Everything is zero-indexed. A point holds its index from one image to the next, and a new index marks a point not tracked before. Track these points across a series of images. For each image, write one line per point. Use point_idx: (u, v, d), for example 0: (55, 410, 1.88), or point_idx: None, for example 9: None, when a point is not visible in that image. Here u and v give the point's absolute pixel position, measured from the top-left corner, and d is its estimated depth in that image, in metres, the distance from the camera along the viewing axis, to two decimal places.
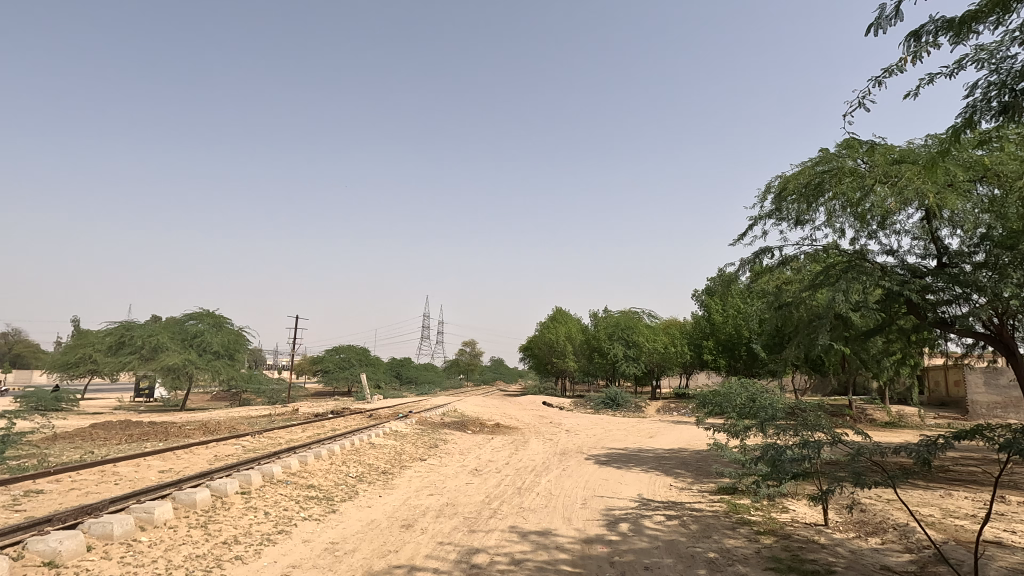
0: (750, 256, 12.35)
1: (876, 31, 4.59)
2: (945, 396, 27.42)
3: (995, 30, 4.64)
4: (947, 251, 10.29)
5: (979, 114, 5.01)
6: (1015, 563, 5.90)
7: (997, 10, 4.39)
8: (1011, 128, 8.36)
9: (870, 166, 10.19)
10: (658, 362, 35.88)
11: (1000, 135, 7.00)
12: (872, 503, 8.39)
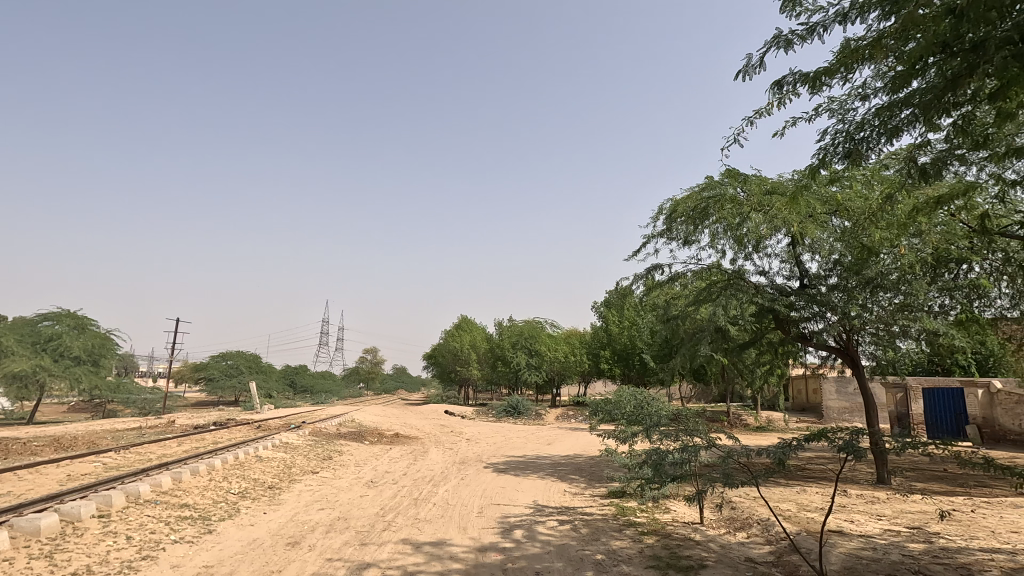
0: (644, 271, 13.20)
1: (744, 78, 5.09)
2: (806, 403, 30.83)
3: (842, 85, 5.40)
4: (807, 274, 11.64)
5: (830, 157, 5.80)
6: (852, 548, 6.78)
7: (842, 69, 5.09)
8: (857, 170, 9.67)
9: (747, 195, 11.32)
10: (559, 371, 36.99)
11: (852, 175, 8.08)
12: (741, 500, 9.23)
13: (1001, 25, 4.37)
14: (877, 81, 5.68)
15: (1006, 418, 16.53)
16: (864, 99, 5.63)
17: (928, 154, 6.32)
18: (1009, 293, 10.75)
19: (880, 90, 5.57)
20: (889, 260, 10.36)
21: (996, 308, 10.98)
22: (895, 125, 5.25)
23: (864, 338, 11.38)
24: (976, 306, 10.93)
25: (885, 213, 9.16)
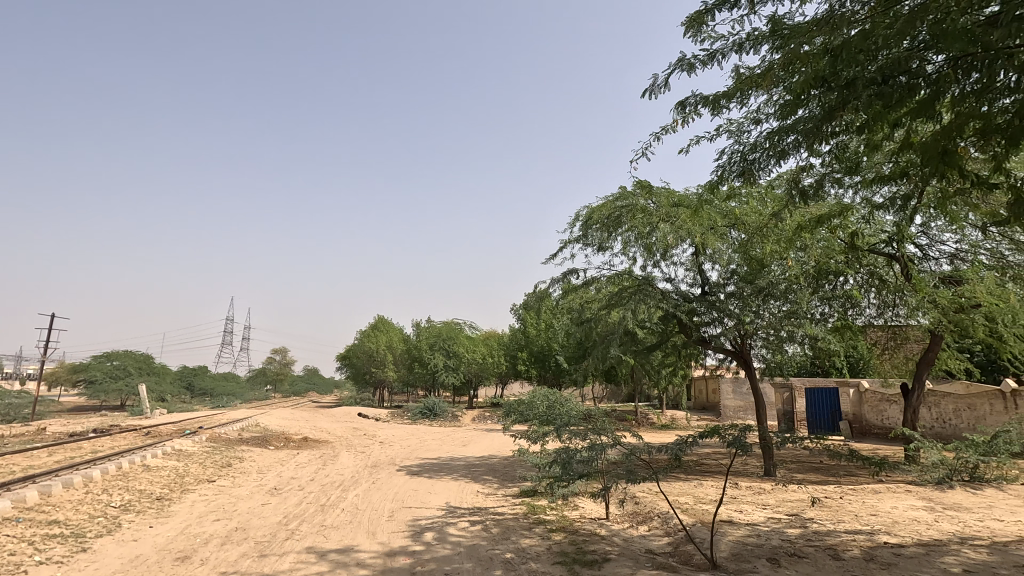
0: (560, 275, 13.57)
1: (651, 95, 5.70)
2: (706, 402, 32.99)
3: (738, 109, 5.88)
4: (708, 282, 12.45)
5: (726, 174, 6.30)
6: (739, 536, 7.36)
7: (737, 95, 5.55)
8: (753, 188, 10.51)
9: (656, 206, 11.98)
10: (476, 372, 37.07)
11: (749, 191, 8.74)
12: (644, 495, 9.72)
13: (866, 66, 4.98)
14: (768, 108, 6.25)
15: (872, 414, 18.87)
16: (756, 124, 6.17)
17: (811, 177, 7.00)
18: (876, 303, 12.08)
19: (770, 116, 6.15)
20: (778, 271, 11.35)
21: (865, 316, 12.31)
22: (782, 148, 5.79)
23: (755, 343, 12.33)
24: (849, 314, 12.21)
25: (776, 228, 10.04)
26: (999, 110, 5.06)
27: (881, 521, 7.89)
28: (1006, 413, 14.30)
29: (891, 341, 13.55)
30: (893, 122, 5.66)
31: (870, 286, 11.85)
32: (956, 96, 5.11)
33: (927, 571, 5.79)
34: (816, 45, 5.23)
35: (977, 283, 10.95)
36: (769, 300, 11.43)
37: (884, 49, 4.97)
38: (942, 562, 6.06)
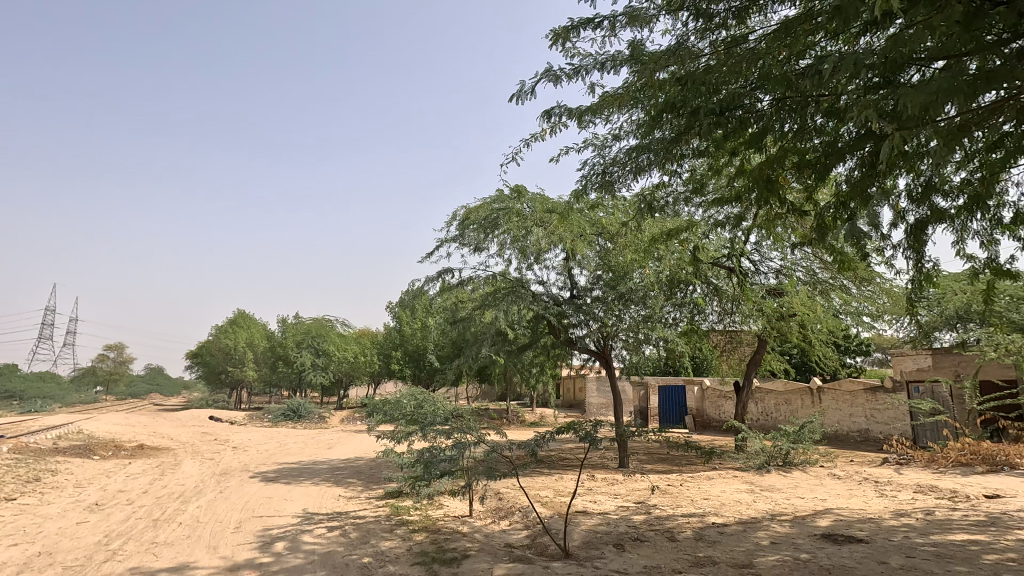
0: (436, 274, 13.48)
1: (519, 101, 5.95)
2: (573, 400, 34.78)
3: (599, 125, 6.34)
4: (577, 285, 13.12)
5: (589, 184, 6.74)
6: (591, 525, 7.85)
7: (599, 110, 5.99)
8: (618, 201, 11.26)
9: (531, 211, 12.39)
10: (347, 372, 35.50)
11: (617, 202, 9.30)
12: (508, 491, 9.99)
13: (708, 97, 5.58)
14: (628, 127, 6.76)
15: (711, 409, 20.94)
16: (618, 140, 6.68)
17: (664, 193, 7.69)
18: (718, 310, 13.54)
19: (629, 134, 6.68)
20: (638, 279, 12.30)
21: (709, 321, 13.76)
22: (638, 164, 6.33)
23: (616, 344, 13.21)
24: (696, 319, 13.60)
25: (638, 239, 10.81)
26: (810, 147, 5.98)
27: (711, 504, 8.87)
28: (812, 406, 16.84)
29: (729, 344, 15.35)
30: (731, 150, 6.43)
31: (713, 295, 13.27)
32: (779, 132, 5.95)
33: (743, 546, 6.61)
34: (668, 73, 5.76)
35: (794, 294, 12.61)
36: (628, 304, 12.33)
37: (724, 85, 5.63)
38: (756, 536, 6.96)
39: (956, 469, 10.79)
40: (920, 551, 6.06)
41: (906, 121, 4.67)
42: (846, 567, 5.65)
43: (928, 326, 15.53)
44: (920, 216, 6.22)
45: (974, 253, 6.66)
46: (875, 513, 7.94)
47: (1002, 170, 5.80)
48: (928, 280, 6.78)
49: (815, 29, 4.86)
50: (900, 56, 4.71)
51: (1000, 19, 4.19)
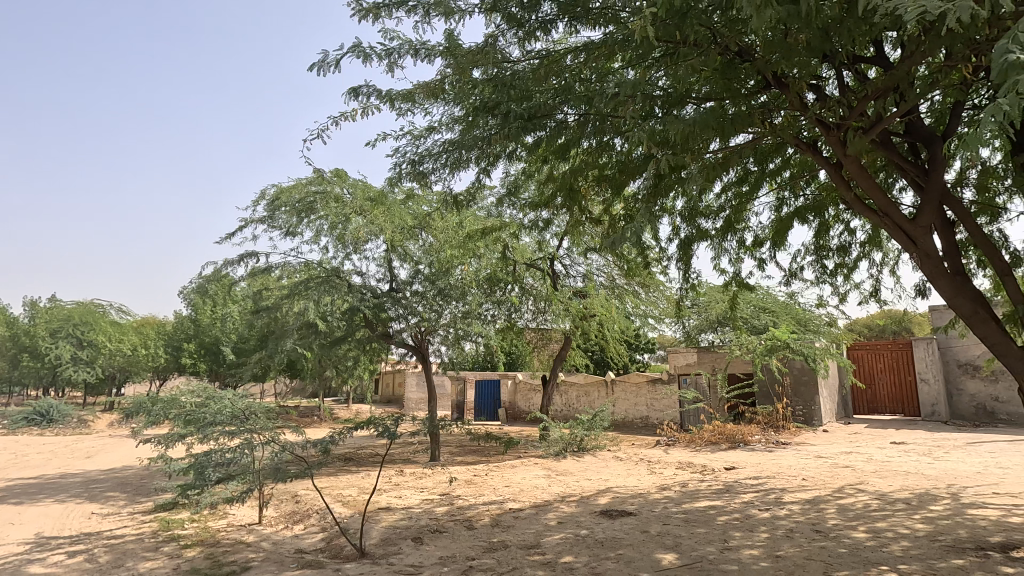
0: (238, 257, 12.06)
1: (320, 71, 5.60)
2: (391, 395, 34.23)
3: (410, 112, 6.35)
4: (396, 279, 12.59)
5: (401, 175, 6.67)
6: (392, 521, 7.69)
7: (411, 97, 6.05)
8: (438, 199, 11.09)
9: (352, 197, 11.81)
10: (122, 367, 30.16)
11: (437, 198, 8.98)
12: (306, 493, 9.35)
13: (519, 101, 5.85)
14: (444, 120, 6.76)
15: (522, 402, 22.22)
16: (434, 134, 6.74)
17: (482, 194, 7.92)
18: (533, 309, 14.16)
19: (445, 127, 6.69)
20: (460, 275, 12.45)
21: (524, 319, 14.29)
22: (451, 160, 6.39)
23: (434, 339, 13.09)
24: (513, 317, 14.09)
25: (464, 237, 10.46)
26: (607, 162, 6.63)
27: (510, 491, 9.35)
28: (606, 397, 18.84)
29: (539, 341, 16.26)
30: (541, 156, 6.83)
31: (528, 294, 13.94)
32: (581, 146, 6.49)
33: (534, 527, 7.04)
34: (484, 73, 5.97)
35: (594, 296, 13.92)
36: (448, 300, 12.11)
37: (534, 92, 5.95)
38: (545, 518, 7.48)
39: (707, 447, 12.98)
40: (673, 518, 7.10)
41: (676, 149, 5.40)
42: (616, 538, 6.35)
43: (695, 328, 18.47)
44: (688, 233, 7.32)
45: (725, 268, 8.06)
46: (645, 488, 9.13)
47: (746, 200, 7.10)
48: (692, 288, 8.01)
49: (610, 53, 5.38)
50: (675, 92, 5.45)
51: (747, 72, 5.05)
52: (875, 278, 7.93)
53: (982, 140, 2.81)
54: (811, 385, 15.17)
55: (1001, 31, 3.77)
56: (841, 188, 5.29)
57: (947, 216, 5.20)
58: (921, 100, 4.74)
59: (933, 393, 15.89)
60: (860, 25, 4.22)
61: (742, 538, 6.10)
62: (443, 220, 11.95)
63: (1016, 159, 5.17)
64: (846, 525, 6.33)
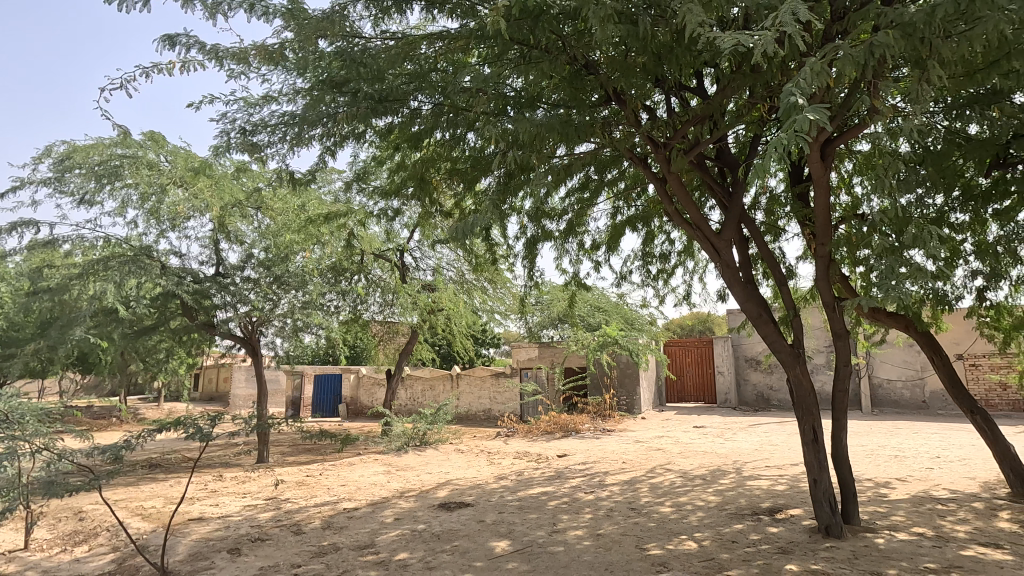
0: (7, 224, 9.77)
1: (125, 9, 4.74)
2: (214, 392, 30.74)
3: (240, 75, 5.76)
4: (224, 262, 10.99)
5: (227, 144, 6.00)
6: (205, 532, 6.84)
7: (242, 59, 5.45)
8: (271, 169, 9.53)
9: (170, 165, 10.27)
10: None
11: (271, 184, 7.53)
12: (94, 508, 7.93)
13: (370, 82, 5.58)
14: (285, 91, 6.21)
15: (364, 397, 21.25)
16: (270, 103, 6.19)
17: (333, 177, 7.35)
18: (380, 301, 13.54)
19: (287, 98, 6.14)
20: (298, 262, 11.26)
21: (370, 311, 13.55)
22: (289, 135, 5.90)
23: (267, 330, 11.47)
24: (357, 308, 13.24)
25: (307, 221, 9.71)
26: (460, 156, 6.61)
27: (346, 489, 8.91)
28: (450, 391, 18.91)
29: (385, 333, 15.55)
30: (393, 143, 6.60)
31: (375, 284, 13.38)
32: (434, 137, 6.38)
33: (368, 526, 6.77)
34: (332, 45, 5.54)
35: (443, 290, 13.85)
36: (286, 287, 10.82)
37: (387, 74, 5.70)
38: (381, 515, 7.25)
39: (543, 436, 13.71)
40: (508, 506, 7.36)
41: (525, 148, 5.54)
42: (453, 531, 6.38)
43: (538, 324, 19.40)
44: (534, 233, 7.61)
45: (566, 268, 8.55)
46: (483, 479, 9.33)
47: (586, 206, 7.60)
48: (536, 286, 8.35)
49: (466, 46, 5.36)
50: (527, 94, 5.60)
51: (591, 84, 5.37)
52: (687, 284, 9.02)
53: (769, 167, 3.31)
54: (634, 377, 16.87)
55: (787, 78, 4.49)
56: (664, 201, 5.88)
57: (744, 233, 6.06)
58: (729, 130, 5.46)
59: (727, 383, 18.69)
60: (686, 55, 4.73)
61: (568, 520, 6.53)
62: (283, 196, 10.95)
63: (794, 189, 6.22)
64: (655, 501, 7.12)
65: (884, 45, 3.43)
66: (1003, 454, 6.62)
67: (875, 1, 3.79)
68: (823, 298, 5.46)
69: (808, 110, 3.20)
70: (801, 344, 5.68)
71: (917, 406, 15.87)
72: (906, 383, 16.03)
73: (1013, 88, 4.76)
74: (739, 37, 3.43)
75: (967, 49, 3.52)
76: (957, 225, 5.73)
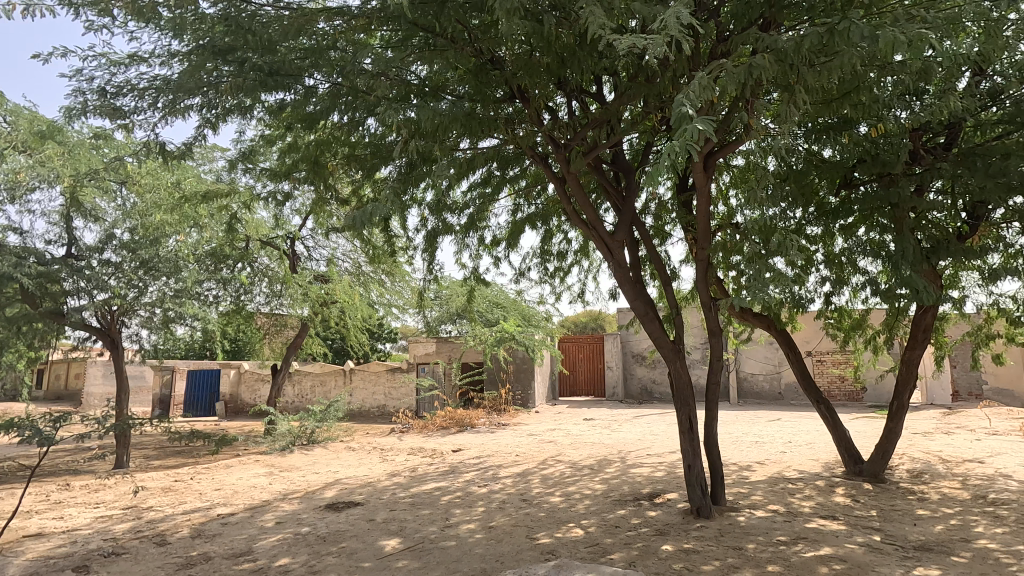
0: None
1: None
2: (63, 390, 26.97)
3: (100, 28, 5.09)
4: (78, 242, 9.60)
5: (85, 106, 5.25)
6: (43, 550, 5.95)
7: (105, 11, 4.77)
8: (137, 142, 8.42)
9: (10, 127, 8.82)
10: None
11: (138, 157, 6.62)
12: None
13: (259, 52, 5.15)
14: (159, 52, 5.59)
15: (246, 394, 19.68)
16: (139, 65, 5.52)
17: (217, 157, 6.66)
18: (266, 291, 12.52)
19: (160, 61, 5.53)
20: (171, 246, 10.20)
21: (255, 303, 12.55)
22: (161, 105, 5.32)
23: (131, 321, 10.19)
24: (240, 299, 12.14)
25: (183, 201, 8.76)
26: (359, 142, 6.33)
27: (221, 494, 8.20)
28: (343, 386, 18.15)
29: (272, 327, 14.52)
30: (285, 122, 6.17)
31: (260, 274, 12.46)
32: (331, 119, 6.05)
33: (246, 532, 6.29)
34: (215, 7, 5.06)
35: (337, 282, 13.20)
36: (156, 274, 9.71)
37: (280, 46, 5.29)
38: (261, 520, 6.76)
39: (438, 431, 13.58)
40: (400, 504, 7.20)
41: (428, 138, 5.40)
42: (340, 531, 6.11)
43: (436, 319, 19.21)
44: (434, 226, 7.49)
45: (465, 263, 8.50)
46: (375, 477, 9.05)
47: (488, 202, 7.61)
48: (435, 280, 8.22)
49: (368, 26, 5.10)
50: (431, 83, 5.46)
51: (496, 79, 5.36)
52: (582, 283, 9.36)
53: (661, 173, 3.50)
54: (529, 371, 17.26)
55: (678, 91, 4.78)
56: (563, 201, 6.03)
57: (635, 236, 6.39)
58: (625, 136, 5.72)
59: (614, 377, 19.78)
60: (588, 58, 4.88)
61: (461, 514, 6.52)
62: (152, 171, 9.79)
63: (680, 197, 6.66)
64: (546, 492, 7.33)
65: (761, 67, 3.78)
66: (841, 438, 7.60)
67: (754, 27, 4.16)
68: (701, 298, 5.90)
69: (697, 121, 3.44)
70: (682, 341, 6.09)
71: (775, 397, 17.82)
72: (766, 376, 17.93)
73: (860, 119, 5.43)
74: (637, 42, 3.59)
75: (827, 79, 3.98)
76: (812, 236, 6.46)
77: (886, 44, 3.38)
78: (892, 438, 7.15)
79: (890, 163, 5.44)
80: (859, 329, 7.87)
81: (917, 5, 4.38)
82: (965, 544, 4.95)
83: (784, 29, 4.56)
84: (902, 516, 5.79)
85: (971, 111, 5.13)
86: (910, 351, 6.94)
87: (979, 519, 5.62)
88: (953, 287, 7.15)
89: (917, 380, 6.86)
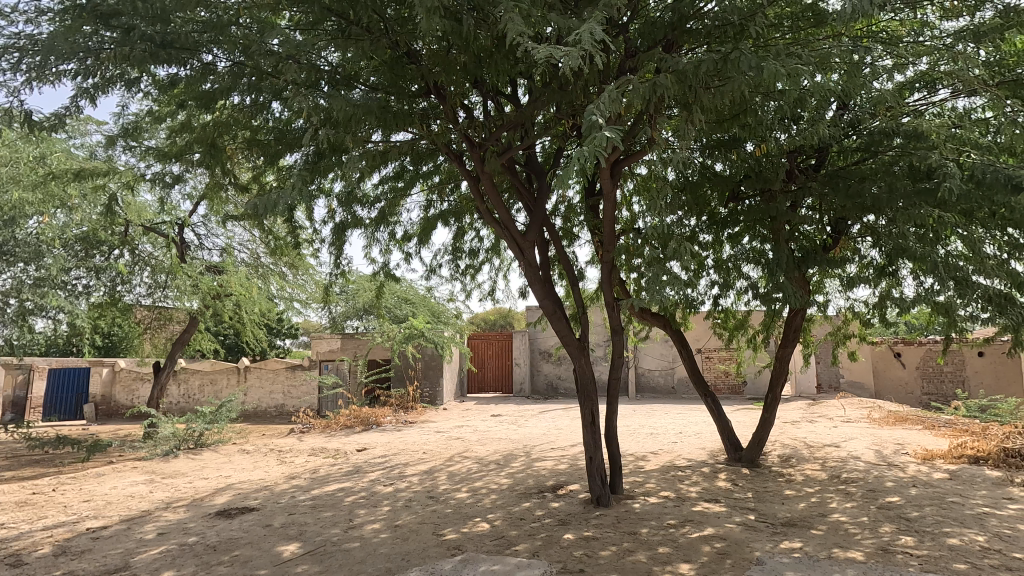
0: None
1: None
2: None
3: None
4: None
5: None
6: None
7: None
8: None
9: None
10: None
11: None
12: None
13: (147, 21, 4.72)
14: (23, 7, 4.95)
15: (122, 395, 17.80)
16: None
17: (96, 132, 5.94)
18: (147, 282, 11.50)
19: (24, 18, 4.90)
20: (32, 228, 9.05)
21: (134, 294, 11.40)
22: (26, 70, 4.72)
23: None
24: (116, 289, 10.94)
25: (47, 180, 7.74)
26: (262, 126, 6.02)
27: (90, 506, 7.39)
28: (236, 386, 16.96)
29: (155, 322, 13.15)
30: (176, 98, 5.70)
31: (141, 262, 11.34)
32: (232, 100, 5.68)
33: (122, 546, 5.73)
34: None
35: (233, 273, 12.25)
36: (11, 260, 8.59)
37: (173, 16, 4.87)
38: (139, 532, 6.17)
39: (342, 431, 13.14)
40: (300, 507, 6.91)
41: (340, 128, 5.20)
42: (232, 539, 5.75)
43: (342, 315, 18.50)
44: (343, 218, 7.24)
45: (375, 258, 8.30)
46: (272, 480, 8.58)
47: (400, 196, 7.49)
48: (342, 275, 7.93)
49: (276, 5, 4.84)
50: (344, 72, 5.28)
51: (412, 73, 5.29)
52: (493, 282, 9.47)
53: (571, 177, 3.64)
54: (437, 368, 17.15)
55: (588, 100, 5.00)
56: (476, 199, 6.07)
57: (545, 236, 6.56)
58: (537, 139, 5.86)
59: (522, 374, 20.15)
60: (504, 61, 4.98)
61: (365, 514, 6.38)
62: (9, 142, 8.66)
63: (588, 201, 6.95)
64: (452, 488, 7.36)
65: (664, 86, 4.07)
66: (723, 427, 8.31)
67: (658, 47, 4.49)
68: (605, 298, 6.19)
69: (605, 130, 3.64)
70: (587, 338, 6.35)
71: (668, 390, 19.10)
72: (661, 371, 19.19)
73: (746, 138, 6.01)
74: (552, 52, 3.70)
75: (720, 100, 4.36)
76: (705, 243, 6.99)
77: (768, 75, 3.79)
78: (767, 426, 7.94)
79: (770, 180, 6.05)
80: (742, 328, 8.63)
81: (795, 41, 4.93)
82: (822, 518, 5.64)
83: (683, 50, 4.91)
84: (773, 496, 6.48)
85: (837, 138, 5.83)
86: (783, 350, 7.75)
87: (834, 496, 6.43)
88: (819, 292, 8.07)
89: (788, 374, 7.70)
